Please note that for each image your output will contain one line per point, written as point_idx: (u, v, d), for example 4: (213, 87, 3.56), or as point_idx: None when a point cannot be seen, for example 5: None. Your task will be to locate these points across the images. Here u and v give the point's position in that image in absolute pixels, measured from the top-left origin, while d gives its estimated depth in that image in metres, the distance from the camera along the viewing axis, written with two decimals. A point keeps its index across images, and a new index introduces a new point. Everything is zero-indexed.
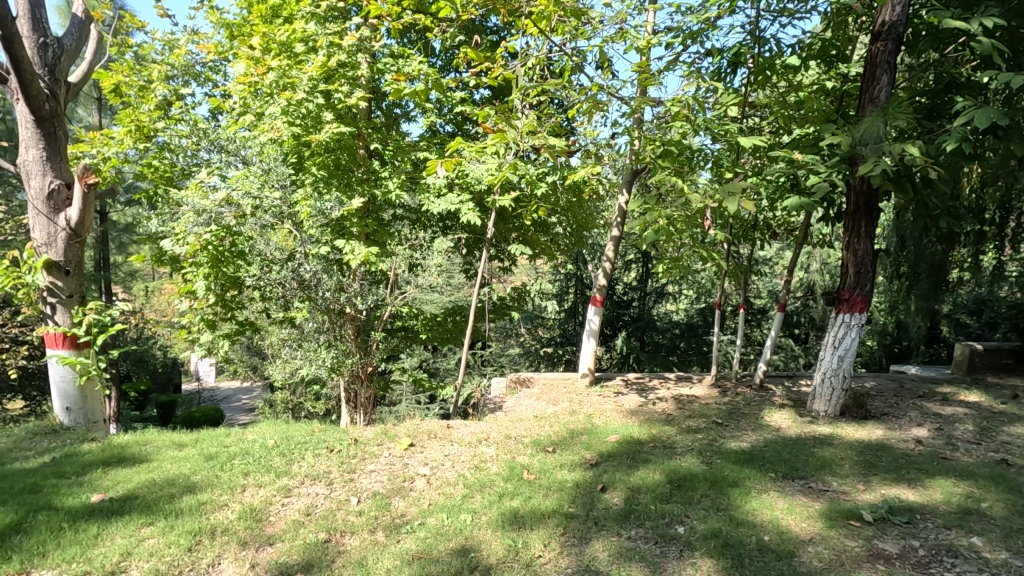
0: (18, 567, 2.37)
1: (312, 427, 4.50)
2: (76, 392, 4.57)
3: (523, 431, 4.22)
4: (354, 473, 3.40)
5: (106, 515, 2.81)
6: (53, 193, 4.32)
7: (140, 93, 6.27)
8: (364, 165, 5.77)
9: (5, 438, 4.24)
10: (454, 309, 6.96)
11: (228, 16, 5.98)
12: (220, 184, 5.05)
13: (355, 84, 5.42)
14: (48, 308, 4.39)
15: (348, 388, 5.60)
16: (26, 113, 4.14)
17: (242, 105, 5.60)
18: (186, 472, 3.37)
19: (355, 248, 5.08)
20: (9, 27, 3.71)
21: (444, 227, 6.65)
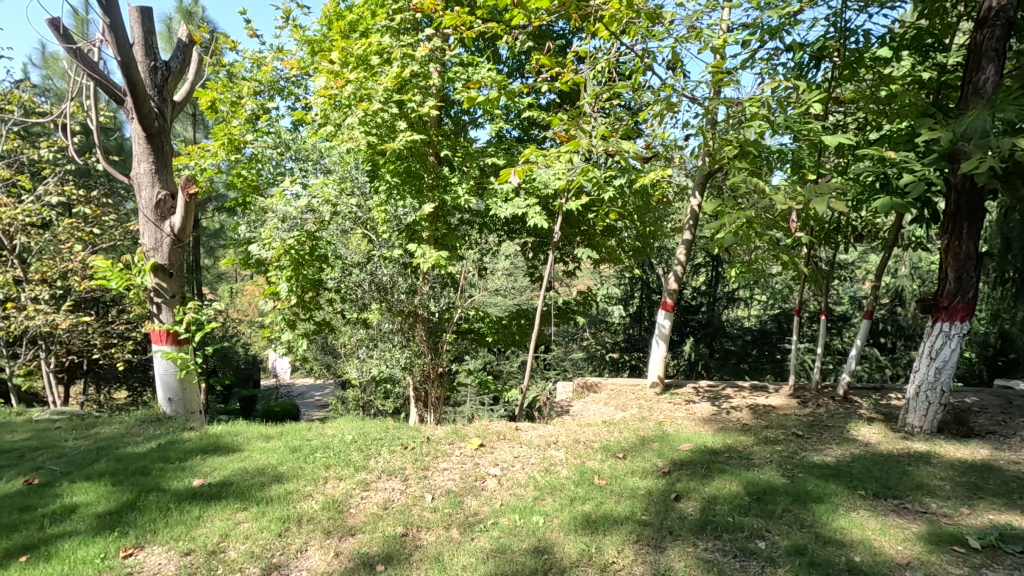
0: (134, 542, 2.62)
1: (387, 425, 4.68)
2: (178, 385, 4.98)
3: (592, 436, 4.19)
4: (427, 470, 3.51)
5: (206, 499, 3.05)
6: (160, 202, 4.74)
7: (233, 109, 6.76)
8: (434, 171, 5.92)
9: (119, 425, 4.70)
10: (519, 313, 7.01)
11: (310, 32, 6.31)
12: (302, 192, 5.33)
13: (427, 93, 5.58)
14: (155, 307, 4.80)
15: (419, 388, 5.79)
16: (140, 130, 4.57)
17: (322, 116, 5.89)
18: (274, 462, 3.60)
19: (426, 252, 5.12)
20: (126, 52, 4.10)
21: (510, 231, 6.70)
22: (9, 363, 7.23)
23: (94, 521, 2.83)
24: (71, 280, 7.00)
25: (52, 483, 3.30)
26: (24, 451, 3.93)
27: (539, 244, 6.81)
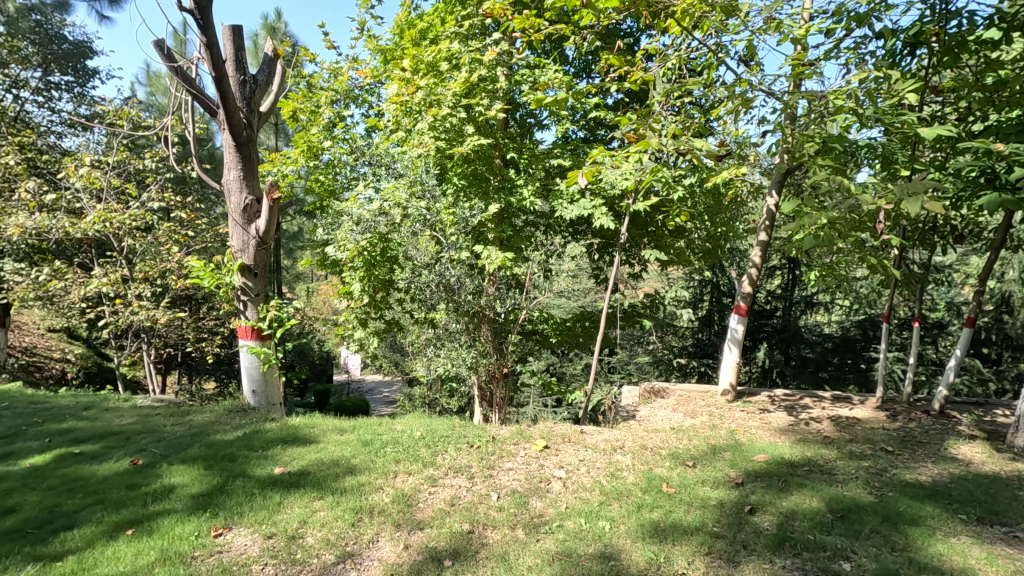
0: (223, 522, 2.81)
1: (453, 422, 4.79)
2: (260, 378, 5.32)
3: (660, 443, 4.08)
4: (493, 469, 3.55)
5: (286, 486, 3.24)
6: (247, 207, 5.07)
7: (312, 117, 7.13)
8: (500, 174, 5.97)
9: (210, 413, 5.08)
10: (584, 315, 6.95)
11: (383, 42, 6.55)
12: (374, 196, 5.53)
13: (494, 97, 5.64)
14: (241, 304, 5.15)
15: (485, 387, 5.94)
16: (230, 140, 4.91)
17: (394, 122, 6.09)
18: (348, 455, 3.76)
19: (492, 253, 5.05)
20: (219, 68, 4.42)
21: (575, 233, 6.66)
22: (117, 353, 7.99)
23: (188, 501, 3.07)
24: (169, 279, 7.63)
25: (154, 465, 3.61)
26: (130, 435, 4.33)
27: (605, 245, 6.72)
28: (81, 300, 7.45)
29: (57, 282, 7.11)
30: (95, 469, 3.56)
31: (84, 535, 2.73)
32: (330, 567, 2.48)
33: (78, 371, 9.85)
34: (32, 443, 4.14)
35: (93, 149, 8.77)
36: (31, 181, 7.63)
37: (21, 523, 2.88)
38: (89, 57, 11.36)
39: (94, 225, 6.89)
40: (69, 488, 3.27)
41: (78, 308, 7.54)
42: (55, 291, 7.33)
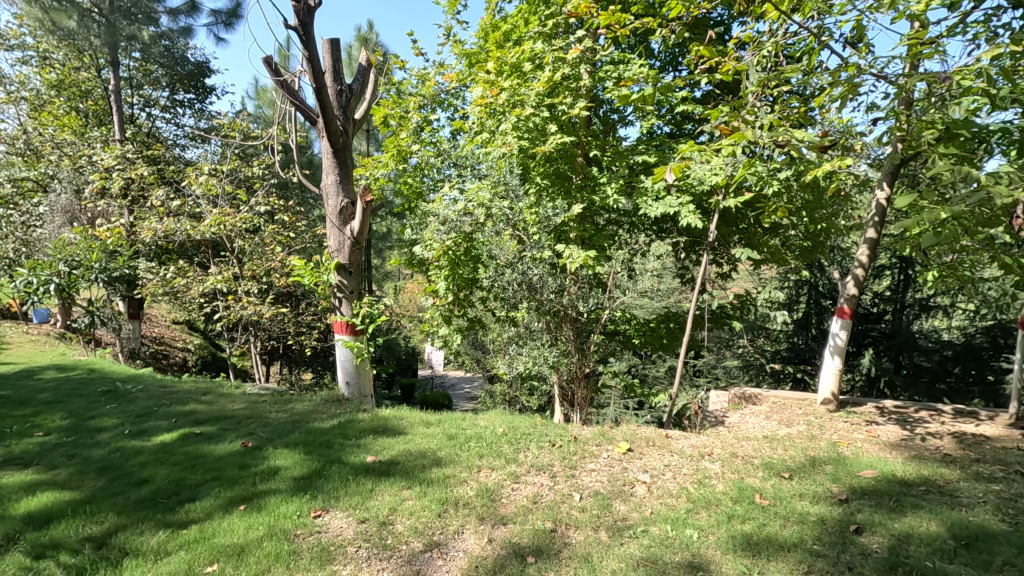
0: (322, 505, 3.01)
1: (535, 421, 4.81)
2: (354, 370, 5.64)
3: (751, 451, 3.87)
4: (575, 469, 3.53)
5: (377, 474, 3.41)
6: (343, 209, 5.38)
7: (401, 122, 7.44)
8: (582, 172, 5.92)
9: (309, 402, 5.46)
10: (669, 316, 6.73)
11: (468, 46, 6.71)
12: (458, 197, 5.66)
13: (577, 95, 5.60)
14: (337, 301, 5.49)
15: (567, 387, 5.95)
16: (328, 146, 5.24)
17: (478, 124, 6.22)
18: (434, 447, 3.90)
19: (574, 252, 5.00)
20: (319, 80, 4.73)
21: (660, 231, 6.48)
22: (229, 344, 8.76)
23: (291, 483, 3.31)
24: (274, 277, 8.27)
25: (261, 448, 3.93)
26: (241, 419, 4.74)
27: (692, 243, 6.47)
28: (200, 295, 8.25)
29: (180, 279, 7.92)
30: (213, 448, 3.94)
31: (204, 507, 3.03)
32: (418, 555, 2.58)
33: (197, 358, 11.04)
34: (161, 422, 4.65)
35: (210, 159, 9.67)
36: (160, 188, 8.55)
37: (153, 493, 3.24)
38: (207, 75, 12.57)
39: (211, 228, 7.59)
40: (191, 464, 3.63)
41: (197, 302, 8.35)
42: (178, 287, 8.17)
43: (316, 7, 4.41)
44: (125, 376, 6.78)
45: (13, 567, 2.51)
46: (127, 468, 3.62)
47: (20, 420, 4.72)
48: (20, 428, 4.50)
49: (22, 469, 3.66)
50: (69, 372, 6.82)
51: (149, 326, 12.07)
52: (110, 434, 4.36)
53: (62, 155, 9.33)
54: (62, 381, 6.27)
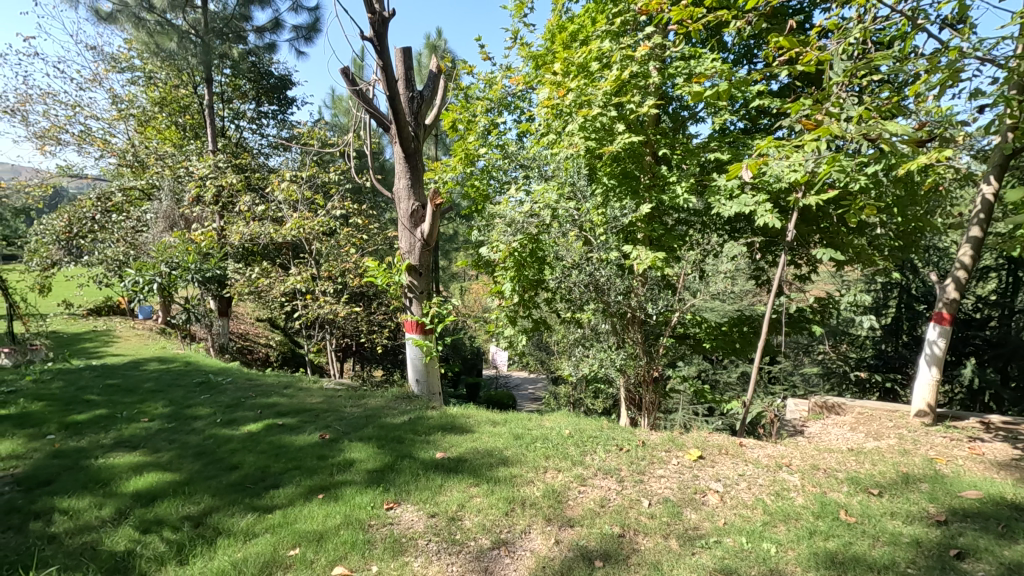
0: (394, 497, 3.12)
1: (601, 424, 4.76)
2: (423, 368, 5.81)
3: (835, 464, 3.65)
4: (644, 475, 3.46)
5: (446, 470, 3.50)
6: (414, 213, 5.55)
7: (468, 127, 7.58)
8: (651, 171, 5.80)
9: (381, 398, 5.68)
10: (742, 319, 6.46)
11: (535, 49, 6.74)
12: (524, 199, 5.68)
13: (646, 93, 5.48)
14: (408, 301, 5.68)
15: (634, 390, 5.86)
16: (400, 151, 5.43)
17: (545, 125, 6.23)
18: (500, 446, 3.94)
19: (642, 254, 4.90)
20: (392, 88, 4.91)
21: (733, 231, 6.24)
22: (307, 342, 9.26)
23: (365, 475, 3.46)
24: (348, 277, 8.66)
25: (338, 440, 4.13)
26: (319, 412, 5.00)
27: (768, 244, 6.17)
28: (281, 295, 8.77)
29: (265, 279, 8.45)
30: (294, 439, 4.18)
31: (286, 494, 3.22)
32: (486, 551, 2.62)
33: (278, 354, 11.76)
34: (248, 413, 4.98)
35: (291, 166, 10.26)
36: (247, 195, 9.16)
37: (242, 478, 3.48)
38: (289, 87, 13.36)
39: (292, 231, 8.06)
40: (275, 453, 3.88)
41: (279, 301, 8.89)
42: (263, 287, 8.73)
43: (390, 17, 4.59)
44: (216, 369, 7.32)
45: (124, 539, 2.78)
46: (219, 454, 3.91)
47: (129, 406, 5.22)
48: (129, 414, 4.98)
49: (131, 451, 4.05)
50: (170, 364, 7.46)
51: (236, 323, 12.98)
52: (204, 422, 4.73)
53: (164, 166, 10.21)
54: (163, 372, 6.86)
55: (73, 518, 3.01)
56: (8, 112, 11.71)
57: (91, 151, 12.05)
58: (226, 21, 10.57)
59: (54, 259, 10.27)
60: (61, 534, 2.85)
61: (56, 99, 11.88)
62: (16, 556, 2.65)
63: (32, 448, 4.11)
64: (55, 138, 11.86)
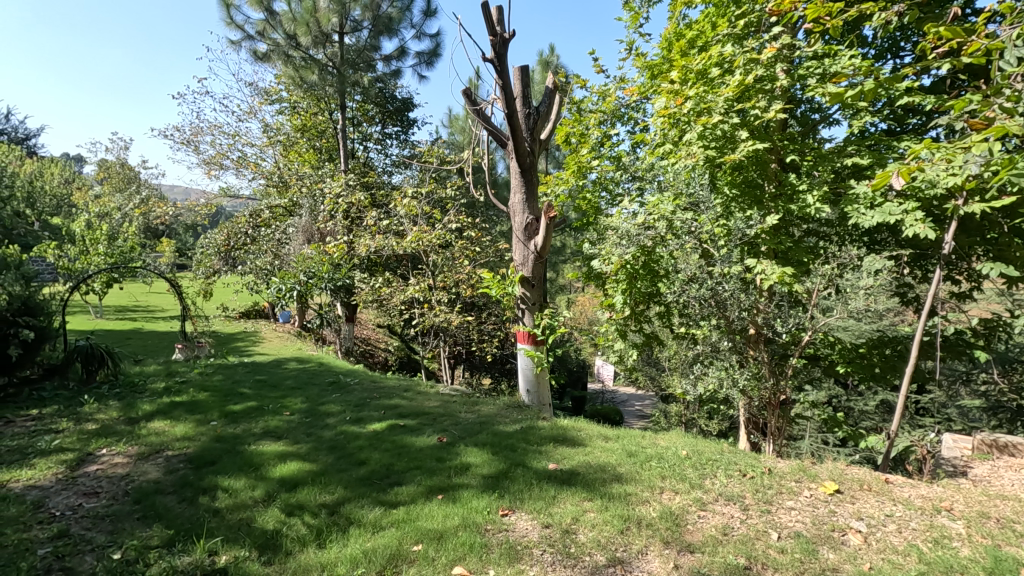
0: (509, 504, 3.19)
1: (721, 448, 4.51)
2: (534, 379, 5.89)
3: (1011, 514, 3.13)
4: (771, 506, 3.22)
5: (560, 482, 3.50)
6: (527, 226, 5.66)
7: (581, 140, 7.62)
8: (777, 179, 5.43)
9: (494, 406, 5.83)
10: (885, 341, 5.81)
11: (650, 58, 6.62)
12: (637, 209, 5.55)
13: (773, 97, 5.15)
14: (520, 311, 5.80)
15: (758, 413, 5.51)
16: (517, 166, 5.59)
17: (661, 135, 6.07)
18: (614, 462, 3.88)
19: (768, 267, 4.57)
20: (511, 105, 5.09)
21: (872, 242, 5.66)
22: (423, 348, 9.78)
23: (481, 480, 3.56)
24: (462, 288, 9.04)
25: (455, 444, 4.30)
26: (436, 416, 5.24)
27: (918, 257, 5.50)
28: (401, 303, 9.34)
29: (387, 288, 9.07)
30: (414, 440, 4.42)
31: (409, 492, 3.41)
32: (602, 568, 2.58)
33: (396, 359, 12.56)
34: (374, 412, 5.36)
35: (411, 183, 10.94)
36: (374, 211, 9.92)
37: (370, 473, 3.74)
38: (411, 110, 14.33)
39: (412, 244, 8.56)
40: (398, 452, 4.13)
41: (399, 309, 9.49)
42: (385, 295, 9.37)
43: (510, 38, 4.77)
44: (345, 370, 7.97)
45: (273, 519, 3.11)
46: (349, 449, 4.24)
47: (274, 400, 5.85)
48: (274, 407, 5.57)
49: (276, 440, 4.52)
50: (306, 364, 8.25)
51: (360, 328, 14.03)
52: (336, 419, 5.16)
53: (304, 185, 11.36)
54: (301, 371, 7.58)
55: (232, 496, 3.43)
56: (184, 143, 13.74)
57: (246, 174, 13.76)
58: (358, 53, 11.36)
59: (215, 268, 11.80)
60: (223, 509, 3.25)
61: (220, 130, 13.75)
62: (189, 524, 3.08)
63: (199, 431, 4.73)
64: (219, 163, 13.71)
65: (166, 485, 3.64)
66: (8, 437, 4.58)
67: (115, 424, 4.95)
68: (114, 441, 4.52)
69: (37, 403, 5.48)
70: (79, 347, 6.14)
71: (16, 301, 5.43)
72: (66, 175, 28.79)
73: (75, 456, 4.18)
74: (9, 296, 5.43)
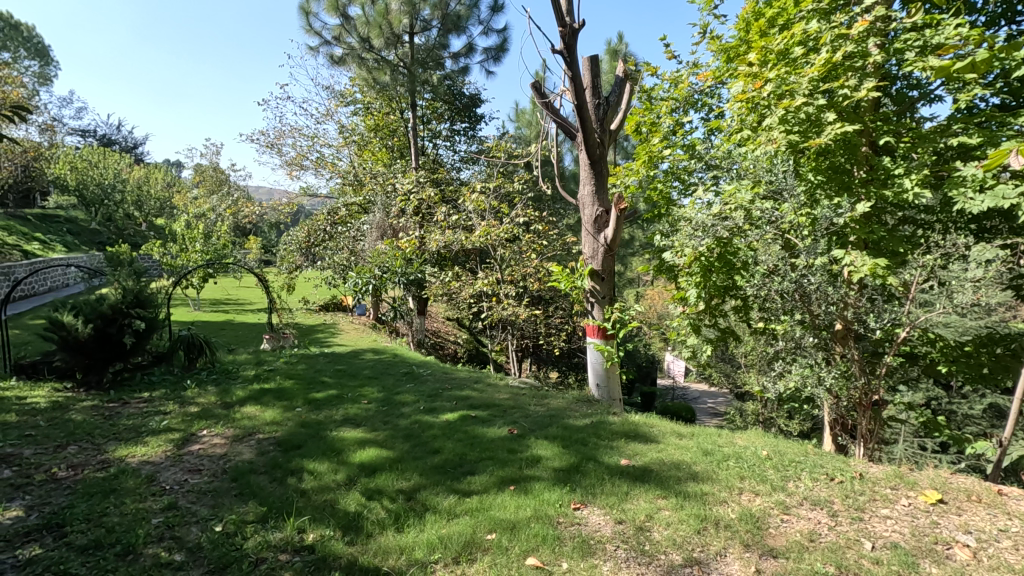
0: (581, 498, 3.18)
1: (805, 449, 4.28)
2: (603, 373, 5.82)
3: None
4: (863, 513, 3.01)
5: (632, 478, 3.45)
6: (597, 218, 5.58)
7: (652, 129, 7.40)
8: (868, 164, 5.04)
9: (564, 400, 5.82)
10: (996, 338, 5.27)
11: (726, 41, 6.30)
12: (713, 199, 5.31)
13: (864, 75, 4.77)
14: (590, 305, 5.74)
15: (847, 414, 5.16)
16: (586, 158, 5.51)
17: (738, 120, 5.77)
18: (689, 460, 3.76)
19: (859, 259, 4.24)
20: (580, 97, 5.03)
21: (981, 230, 5.14)
22: (491, 341, 9.92)
23: (552, 473, 3.58)
24: (530, 281, 9.06)
25: (525, 437, 4.34)
26: (506, 408, 5.31)
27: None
28: (470, 297, 9.50)
29: (455, 282, 9.23)
30: (486, 431, 4.49)
31: (482, 482, 3.48)
32: (678, 568, 2.52)
33: (465, 351, 12.82)
34: (446, 403, 5.51)
35: (479, 178, 11.07)
36: (444, 207, 10.10)
37: (444, 462, 3.85)
38: (478, 106, 14.50)
39: (480, 239, 8.66)
40: (470, 442, 4.21)
41: (468, 302, 9.67)
42: (455, 289, 9.57)
43: (580, 28, 4.70)
44: (417, 361, 8.22)
45: (354, 502, 3.27)
46: (424, 438, 4.38)
47: (353, 389, 6.14)
48: (352, 396, 5.84)
49: (356, 427, 4.75)
50: (381, 355, 8.59)
51: (430, 321, 14.40)
52: (410, 408, 5.35)
53: (377, 183, 11.76)
54: (376, 362, 7.89)
55: (317, 479, 3.63)
56: (269, 146, 14.63)
57: (324, 174, 14.46)
58: (428, 52, 11.60)
59: (297, 263, 12.48)
60: (309, 490, 3.45)
61: (301, 133, 14.51)
62: (280, 503, 3.30)
63: (286, 417, 5.05)
64: (300, 164, 14.48)
65: (259, 466, 3.92)
66: (125, 416, 5.09)
67: (213, 408, 5.38)
68: (213, 424, 4.91)
69: (147, 387, 6.06)
70: (181, 336, 6.75)
71: (129, 294, 5.96)
72: (167, 180, 31.59)
73: (180, 436, 4.59)
74: (123, 289, 6.00)
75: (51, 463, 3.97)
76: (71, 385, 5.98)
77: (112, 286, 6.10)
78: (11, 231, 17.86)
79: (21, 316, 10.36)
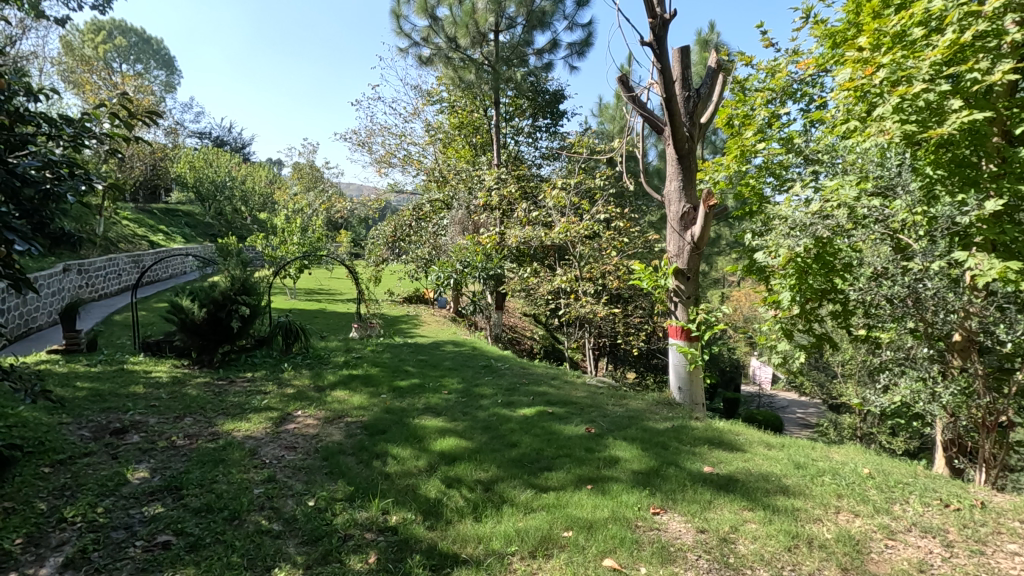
0: (661, 504, 3.09)
1: (914, 470, 3.90)
2: (686, 375, 5.62)
3: None
4: (984, 546, 2.71)
5: (716, 487, 3.30)
6: (683, 215, 5.39)
7: (745, 121, 7.04)
8: (1000, 156, 4.50)
9: (643, 401, 5.68)
10: None
11: (832, 25, 5.87)
12: (813, 195, 4.94)
13: (998, 57, 4.27)
14: (673, 305, 5.54)
15: (968, 435, 4.63)
16: (674, 153, 5.33)
17: (844, 110, 5.34)
18: (779, 473, 3.55)
19: (986, 261, 3.78)
20: (669, 89, 4.86)
21: None
22: (568, 338, 9.89)
23: (631, 475, 3.50)
24: (609, 279, 8.93)
25: (603, 436, 4.27)
26: (584, 406, 5.26)
27: None
28: (548, 293, 9.51)
29: (534, 278, 9.24)
30: (563, 428, 4.48)
31: (559, 478, 3.47)
32: None
33: (541, 347, 12.90)
34: (523, 397, 5.55)
35: (560, 173, 11.00)
36: (524, 203, 10.17)
37: (521, 456, 3.88)
38: (561, 101, 14.45)
39: (560, 235, 8.63)
40: (548, 438, 4.22)
41: (545, 298, 9.70)
42: (533, 285, 9.63)
43: (671, 18, 4.54)
44: (495, 355, 8.34)
45: (434, 489, 3.38)
46: (501, 431, 4.44)
47: (434, 379, 6.34)
48: (434, 386, 6.04)
49: (436, 416, 4.90)
50: (459, 347, 8.81)
51: (508, 316, 14.54)
52: (489, 401, 5.44)
53: (460, 180, 12.05)
54: (455, 354, 8.09)
55: (400, 464, 3.79)
56: (360, 145, 15.38)
57: (411, 171, 15.02)
58: (512, 49, 11.55)
59: (383, 256, 13.02)
60: (393, 474, 3.61)
61: (389, 132, 15.14)
62: (366, 484, 3.46)
63: (372, 402, 5.30)
64: (388, 162, 15.13)
65: (348, 447, 4.15)
66: (231, 394, 5.57)
67: (307, 390, 5.75)
68: (306, 405, 5.25)
69: (250, 368, 6.60)
70: (280, 323, 7.22)
71: (237, 283, 6.44)
72: (269, 178, 34.24)
73: (278, 414, 4.95)
74: (232, 278, 6.48)
75: (171, 431, 4.42)
76: (187, 362, 6.65)
77: (223, 275, 6.67)
78: (141, 224, 20.03)
79: (148, 299, 11.65)
